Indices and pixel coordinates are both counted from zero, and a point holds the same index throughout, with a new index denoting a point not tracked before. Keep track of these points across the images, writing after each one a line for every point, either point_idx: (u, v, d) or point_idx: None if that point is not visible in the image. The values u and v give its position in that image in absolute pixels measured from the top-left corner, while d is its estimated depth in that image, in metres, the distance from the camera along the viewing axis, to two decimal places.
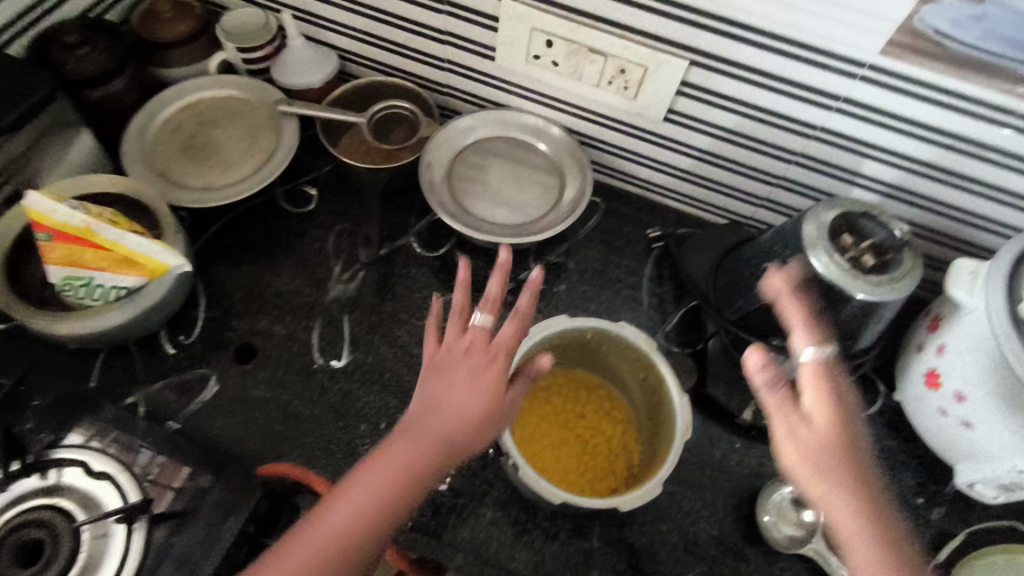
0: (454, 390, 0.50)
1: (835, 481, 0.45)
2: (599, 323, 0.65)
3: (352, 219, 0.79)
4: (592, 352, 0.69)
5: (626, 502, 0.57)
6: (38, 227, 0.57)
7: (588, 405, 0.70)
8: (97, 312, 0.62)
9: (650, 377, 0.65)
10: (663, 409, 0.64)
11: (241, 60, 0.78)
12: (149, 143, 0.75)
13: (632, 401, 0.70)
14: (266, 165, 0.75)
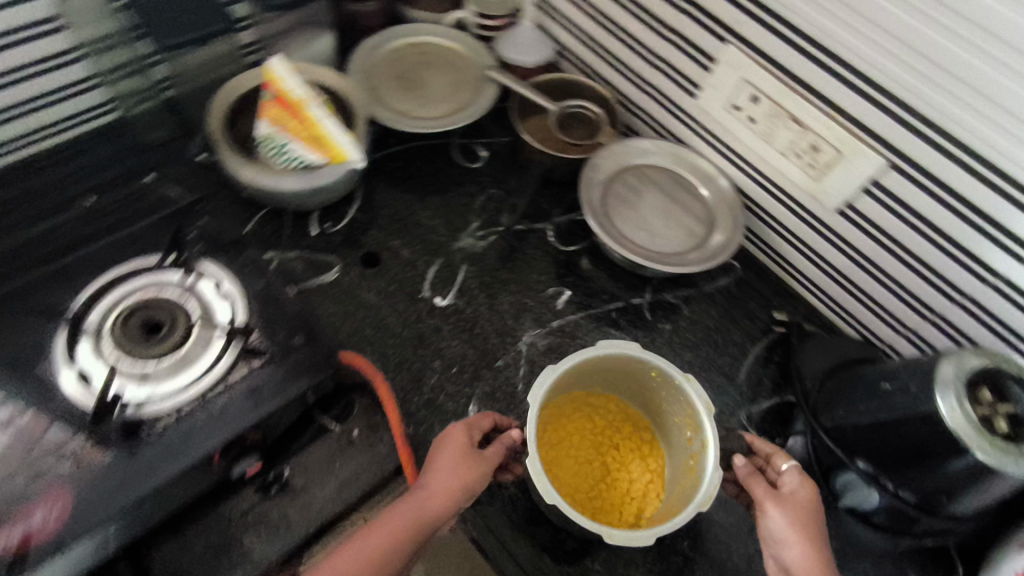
0: (443, 459, 0.57)
1: (806, 548, 0.54)
2: (666, 366, 0.64)
3: (506, 189, 0.84)
4: (653, 392, 0.69)
5: (614, 537, 0.55)
6: (269, 87, 0.69)
7: (627, 441, 0.70)
8: (279, 172, 0.70)
9: (696, 437, 0.63)
10: (695, 472, 0.62)
11: (476, 23, 0.90)
12: (371, 61, 0.84)
13: (672, 454, 0.69)
14: (457, 113, 0.81)
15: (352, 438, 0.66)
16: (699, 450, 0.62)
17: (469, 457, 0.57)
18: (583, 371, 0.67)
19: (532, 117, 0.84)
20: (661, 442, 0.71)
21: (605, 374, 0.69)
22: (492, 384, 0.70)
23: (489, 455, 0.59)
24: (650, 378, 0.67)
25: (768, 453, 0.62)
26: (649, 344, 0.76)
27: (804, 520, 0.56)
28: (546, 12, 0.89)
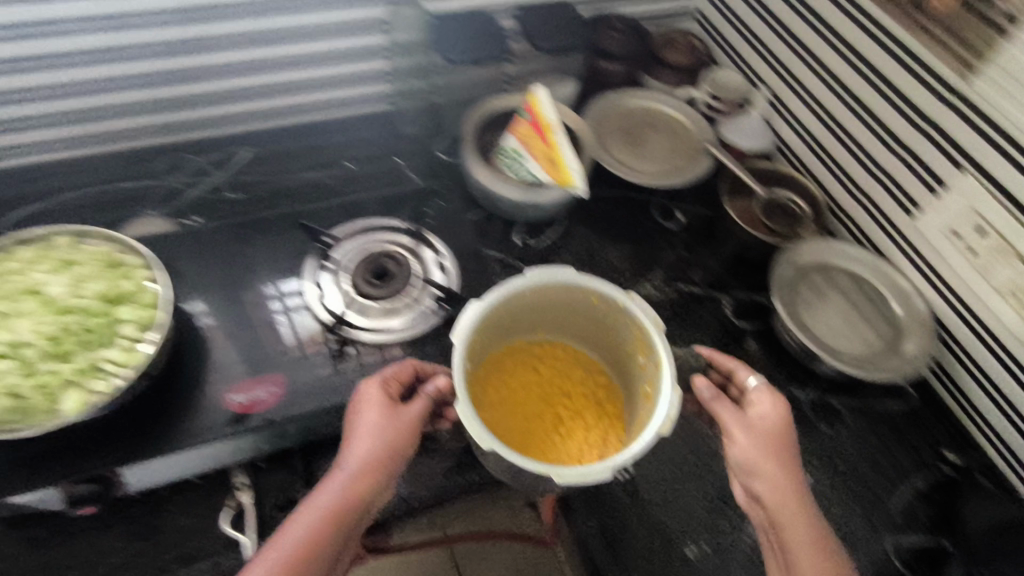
0: (384, 439, 0.54)
1: (784, 479, 0.55)
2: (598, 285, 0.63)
3: (694, 255, 0.88)
4: (592, 317, 0.69)
5: (563, 475, 0.52)
6: (528, 108, 0.77)
7: (576, 388, 0.71)
8: (513, 183, 0.80)
9: (649, 361, 0.63)
10: (651, 399, 0.61)
11: (705, 102, 0.96)
12: (604, 112, 0.93)
13: (631, 397, 0.69)
14: (669, 176, 0.88)
15: None
16: (654, 371, 0.62)
17: (395, 420, 0.56)
18: (515, 309, 0.66)
19: (739, 196, 0.87)
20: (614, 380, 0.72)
21: (538, 312, 0.70)
22: None
23: (396, 407, 0.56)
24: (624, 322, 0.65)
25: (731, 369, 0.66)
26: (802, 439, 0.75)
27: (797, 468, 0.56)
28: (775, 107, 0.94)
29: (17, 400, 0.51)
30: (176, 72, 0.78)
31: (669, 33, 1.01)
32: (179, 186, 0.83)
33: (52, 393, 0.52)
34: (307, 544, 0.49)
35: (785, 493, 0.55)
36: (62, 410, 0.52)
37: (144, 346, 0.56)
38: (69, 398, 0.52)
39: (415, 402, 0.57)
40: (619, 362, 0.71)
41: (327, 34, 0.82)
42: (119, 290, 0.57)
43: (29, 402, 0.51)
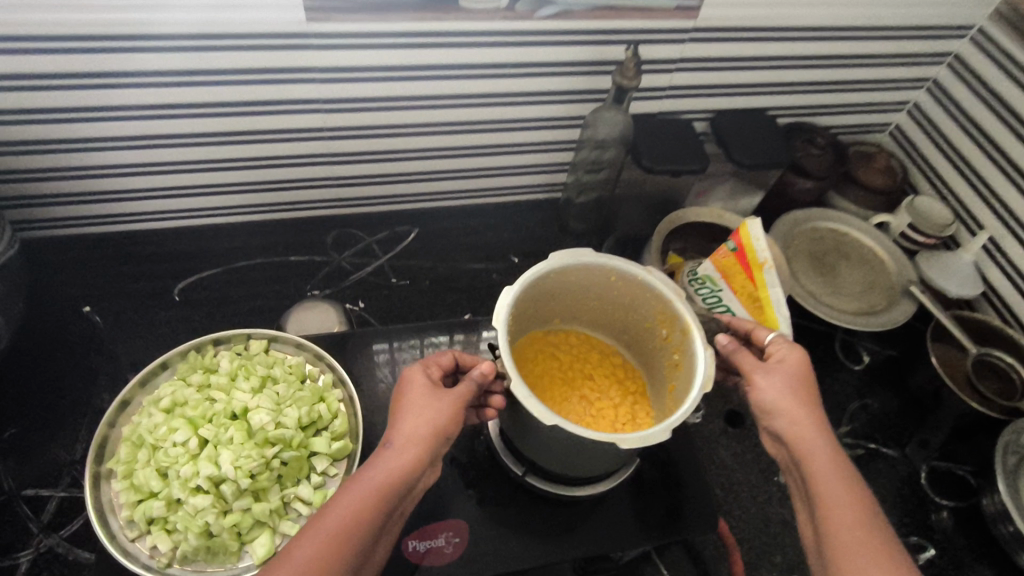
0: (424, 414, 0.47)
1: (817, 449, 0.46)
2: (611, 263, 0.53)
3: (882, 406, 0.80)
4: (606, 299, 0.58)
5: (624, 440, 0.45)
6: (734, 238, 0.69)
7: (596, 368, 0.60)
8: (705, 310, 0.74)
9: (676, 331, 0.53)
10: (685, 366, 0.52)
11: (901, 231, 0.86)
12: (791, 233, 0.86)
13: (656, 369, 0.58)
14: (865, 318, 0.79)
15: None
16: (685, 341, 0.52)
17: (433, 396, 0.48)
18: (522, 307, 0.55)
19: (944, 349, 0.77)
20: (635, 346, 0.60)
21: (540, 300, 0.57)
22: None
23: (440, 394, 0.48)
24: (640, 305, 0.56)
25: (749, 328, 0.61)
26: None
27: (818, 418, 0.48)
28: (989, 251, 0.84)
29: (207, 539, 0.47)
30: (365, 153, 0.76)
31: (865, 150, 0.93)
32: (346, 266, 0.81)
33: (241, 532, 0.48)
34: (332, 537, 0.40)
35: (825, 463, 0.46)
36: (251, 554, 0.47)
37: (336, 485, 0.51)
38: (258, 540, 0.48)
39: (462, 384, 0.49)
40: (629, 337, 0.60)
41: (518, 128, 0.79)
42: (315, 416, 0.53)
43: (218, 542, 0.47)
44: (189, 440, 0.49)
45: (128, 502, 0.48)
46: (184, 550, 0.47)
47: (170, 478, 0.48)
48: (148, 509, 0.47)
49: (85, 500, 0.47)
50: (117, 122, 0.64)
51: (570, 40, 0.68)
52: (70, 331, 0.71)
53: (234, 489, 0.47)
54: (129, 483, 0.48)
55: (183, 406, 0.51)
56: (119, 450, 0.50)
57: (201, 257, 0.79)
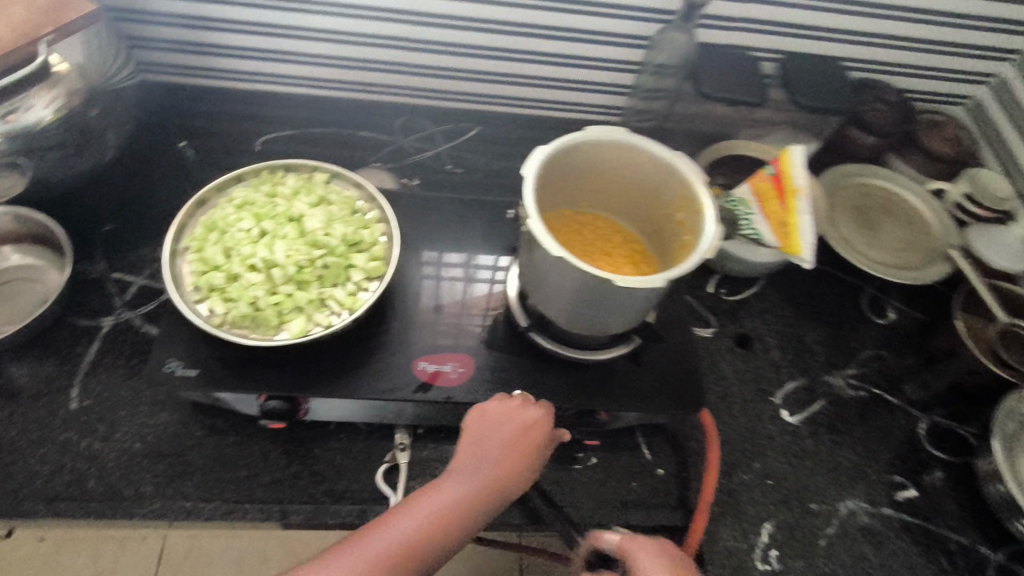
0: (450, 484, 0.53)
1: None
2: (642, 143, 0.57)
3: (897, 358, 0.80)
4: (635, 184, 0.62)
5: (622, 282, 0.51)
6: (776, 164, 0.71)
7: (618, 250, 0.66)
8: (739, 238, 0.77)
9: (690, 215, 0.57)
10: (691, 246, 0.57)
11: (956, 201, 0.85)
12: (840, 184, 0.87)
13: (668, 255, 0.63)
14: (896, 272, 0.79)
15: (654, 476, 0.68)
16: (698, 221, 0.57)
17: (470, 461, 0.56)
18: (555, 177, 0.60)
19: (973, 314, 0.77)
20: (655, 235, 0.65)
21: (574, 176, 0.62)
22: (796, 522, 0.67)
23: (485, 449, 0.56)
24: (662, 192, 0.60)
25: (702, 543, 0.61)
26: None
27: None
28: None
29: (254, 310, 0.55)
30: (442, 44, 0.82)
31: (938, 117, 0.91)
32: (409, 148, 0.88)
33: (282, 312, 0.56)
34: None
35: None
36: (286, 331, 0.56)
37: (367, 296, 0.58)
38: (294, 321, 0.56)
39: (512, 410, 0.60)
40: (649, 225, 0.65)
41: (588, 40, 0.82)
42: (358, 237, 0.60)
43: (262, 314, 0.55)
44: (253, 229, 0.58)
45: (196, 271, 0.57)
46: (234, 314, 0.55)
47: (233, 256, 0.57)
48: (212, 277, 0.56)
49: (163, 260, 0.56)
50: None
51: None
52: (165, 159, 0.82)
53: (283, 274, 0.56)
54: (199, 257, 0.57)
55: (252, 207, 0.60)
56: (194, 232, 0.59)
57: (283, 121, 0.88)
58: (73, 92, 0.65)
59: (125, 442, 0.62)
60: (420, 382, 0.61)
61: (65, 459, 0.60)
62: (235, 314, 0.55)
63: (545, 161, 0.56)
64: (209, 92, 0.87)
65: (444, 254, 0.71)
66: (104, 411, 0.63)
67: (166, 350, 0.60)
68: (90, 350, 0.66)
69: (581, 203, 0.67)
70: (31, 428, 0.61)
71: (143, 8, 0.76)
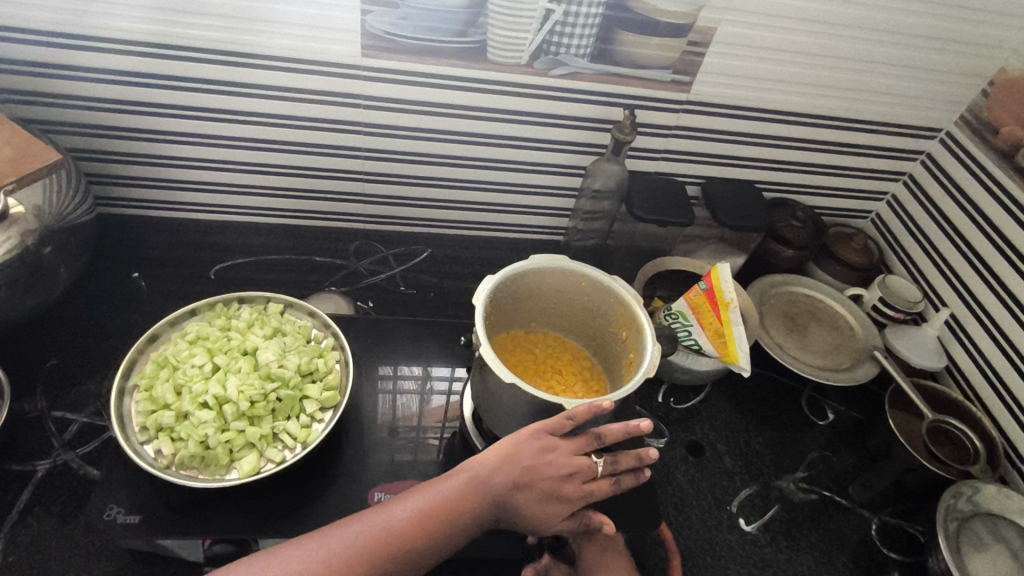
0: (518, 472, 0.53)
1: None
2: (583, 270, 0.62)
3: (842, 458, 0.83)
4: (579, 306, 0.66)
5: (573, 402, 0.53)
6: (707, 279, 0.76)
7: (566, 369, 0.68)
8: (681, 348, 0.81)
9: (632, 333, 0.62)
10: (635, 364, 0.60)
11: (873, 304, 0.93)
12: (767, 293, 0.93)
13: (615, 372, 0.66)
14: (829, 374, 0.84)
15: None
16: (640, 341, 0.61)
17: (521, 439, 0.54)
18: (503, 303, 0.64)
19: (903, 411, 0.82)
20: (601, 353, 0.68)
21: (521, 302, 0.66)
22: None
23: (592, 493, 0.55)
24: (606, 311, 0.65)
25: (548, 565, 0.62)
26: None
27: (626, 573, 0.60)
28: (953, 328, 0.92)
29: (203, 449, 0.54)
30: (393, 175, 0.88)
31: (847, 231, 1.01)
32: (363, 271, 0.91)
33: (234, 449, 0.55)
34: (364, 540, 0.49)
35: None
36: (238, 471, 0.55)
37: (321, 428, 0.59)
38: (245, 459, 0.55)
39: (614, 432, 0.56)
40: (596, 342, 0.68)
41: (528, 170, 0.90)
42: (313, 366, 0.61)
43: (212, 452, 0.55)
44: (204, 364, 0.58)
45: (145, 410, 0.56)
46: (181, 455, 0.54)
47: (184, 392, 0.57)
48: (159, 416, 0.55)
49: (109, 400, 0.55)
50: (196, 120, 0.78)
51: (580, 97, 0.81)
52: (118, 291, 0.82)
53: (236, 410, 0.56)
54: (148, 394, 0.57)
55: (204, 341, 0.61)
56: (144, 369, 0.59)
57: (239, 248, 0.90)
58: (29, 232, 0.67)
59: None
60: None
61: None
62: (184, 454, 0.54)
63: (494, 288, 0.60)
64: (167, 224, 0.89)
65: (399, 374, 0.72)
66: (31, 566, 0.58)
67: (106, 495, 0.57)
68: (20, 499, 0.62)
69: (529, 326, 0.70)
70: None
71: (106, 148, 0.80)
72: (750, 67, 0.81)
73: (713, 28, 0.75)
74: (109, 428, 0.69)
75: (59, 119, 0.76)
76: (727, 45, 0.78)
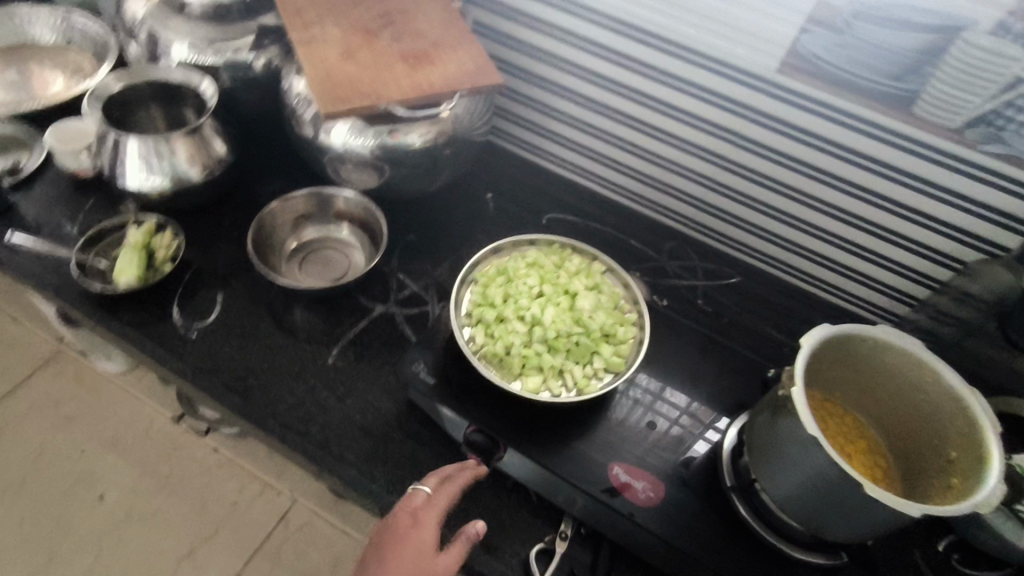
0: (380, 540, 0.58)
1: None
2: (937, 362, 0.54)
3: None
4: (907, 400, 0.58)
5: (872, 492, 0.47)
6: None
7: (858, 457, 0.60)
8: None
9: (966, 457, 0.52)
10: (958, 491, 0.51)
11: None
12: None
13: (919, 489, 0.56)
14: None
15: None
16: (976, 468, 0.50)
17: (376, 525, 0.60)
18: (823, 357, 0.59)
19: None
20: (910, 461, 0.58)
21: (841, 364, 0.60)
22: None
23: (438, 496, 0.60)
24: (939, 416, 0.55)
25: None
26: None
27: None
28: None
29: (504, 352, 0.62)
30: (742, 193, 0.87)
31: None
32: (669, 270, 0.92)
33: (526, 365, 0.62)
34: None
35: None
36: (522, 383, 0.61)
37: (598, 384, 0.62)
38: (531, 378, 0.61)
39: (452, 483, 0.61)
40: (908, 448, 0.59)
41: (888, 239, 0.82)
42: (614, 330, 0.65)
43: (510, 358, 0.62)
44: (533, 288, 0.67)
45: (475, 300, 0.67)
46: (486, 347, 0.63)
47: (508, 302, 0.66)
48: (484, 310, 0.65)
49: (457, 282, 0.67)
50: (598, 87, 0.88)
51: (1000, 185, 0.70)
52: (472, 202, 0.96)
53: (541, 334, 0.63)
54: (482, 290, 0.68)
55: (539, 268, 0.69)
56: (486, 269, 0.70)
57: (574, 208, 0.99)
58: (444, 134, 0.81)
59: (347, 409, 0.71)
60: (610, 485, 0.62)
61: (306, 400, 0.72)
62: (489, 348, 0.63)
63: (823, 337, 0.56)
64: (527, 165, 1.03)
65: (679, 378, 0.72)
66: (348, 375, 0.74)
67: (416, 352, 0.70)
68: (358, 325, 0.79)
69: (832, 394, 0.63)
70: (293, 364, 0.75)
71: (518, 89, 0.95)
72: None
73: None
74: (428, 305, 0.82)
75: (500, 55, 0.93)
76: None
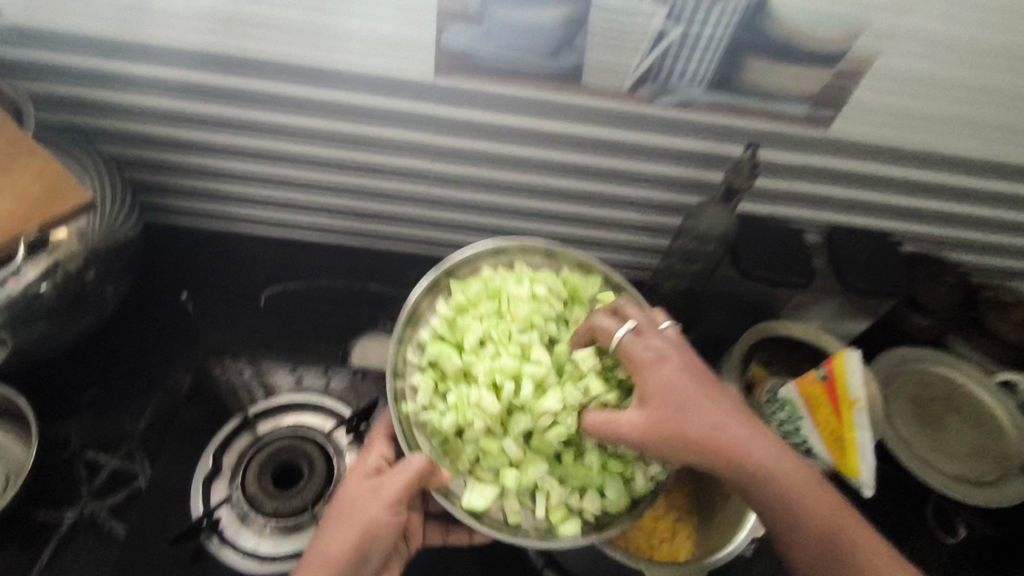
0: (356, 483, 0.49)
1: None
2: None
3: None
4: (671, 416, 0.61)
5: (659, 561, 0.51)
6: (827, 364, 0.64)
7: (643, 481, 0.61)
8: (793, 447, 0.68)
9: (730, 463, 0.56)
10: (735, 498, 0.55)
11: None
12: (897, 371, 0.78)
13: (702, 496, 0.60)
14: (964, 490, 0.69)
15: None
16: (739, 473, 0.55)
17: (360, 470, 0.51)
18: None
19: None
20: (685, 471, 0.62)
21: None
22: None
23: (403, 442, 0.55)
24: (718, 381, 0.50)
25: None
26: None
27: None
28: None
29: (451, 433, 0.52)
30: (461, 202, 0.78)
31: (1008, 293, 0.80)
32: None
33: (478, 460, 0.53)
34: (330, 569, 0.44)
35: None
36: (469, 492, 0.50)
37: (573, 532, 0.51)
38: (484, 487, 0.51)
39: (404, 492, 0.47)
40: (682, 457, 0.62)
41: (615, 205, 0.78)
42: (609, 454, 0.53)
43: (458, 443, 0.53)
44: (534, 344, 0.56)
45: (437, 332, 0.57)
46: (434, 423, 0.52)
47: (483, 353, 0.55)
48: (443, 355, 0.55)
49: (416, 290, 0.57)
50: (254, 138, 0.72)
51: (686, 131, 0.68)
52: (160, 313, 0.76)
53: (528, 424, 0.52)
54: (453, 320, 0.57)
55: (542, 306, 0.57)
56: (467, 287, 0.58)
57: (294, 268, 0.83)
58: (72, 256, 0.63)
59: None
60: None
61: None
62: (436, 423, 0.52)
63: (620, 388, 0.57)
64: (218, 236, 0.84)
65: None
66: None
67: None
68: (45, 554, 0.59)
69: None
70: None
71: (158, 159, 0.75)
72: (915, 104, 0.64)
73: (871, 57, 0.59)
74: (140, 477, 0.64)
75: (110, 130, 0.72)
76: (885, 78, 0.61)
